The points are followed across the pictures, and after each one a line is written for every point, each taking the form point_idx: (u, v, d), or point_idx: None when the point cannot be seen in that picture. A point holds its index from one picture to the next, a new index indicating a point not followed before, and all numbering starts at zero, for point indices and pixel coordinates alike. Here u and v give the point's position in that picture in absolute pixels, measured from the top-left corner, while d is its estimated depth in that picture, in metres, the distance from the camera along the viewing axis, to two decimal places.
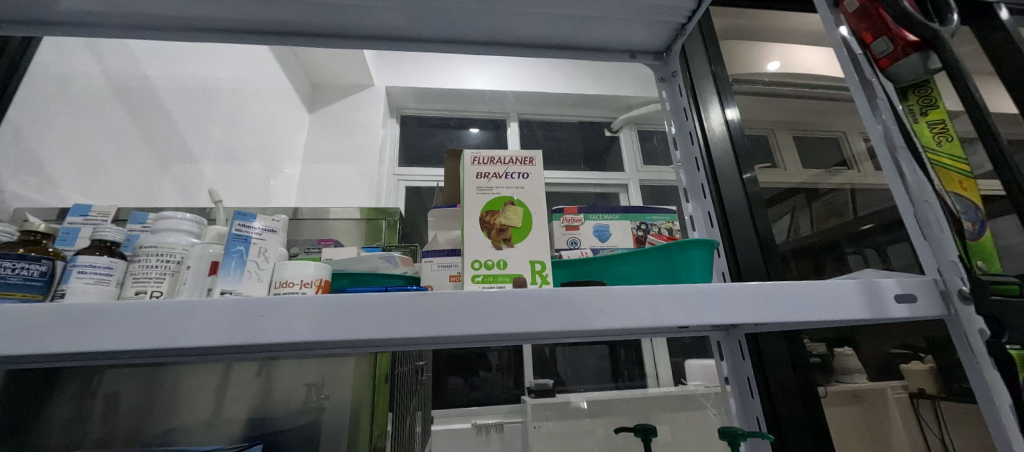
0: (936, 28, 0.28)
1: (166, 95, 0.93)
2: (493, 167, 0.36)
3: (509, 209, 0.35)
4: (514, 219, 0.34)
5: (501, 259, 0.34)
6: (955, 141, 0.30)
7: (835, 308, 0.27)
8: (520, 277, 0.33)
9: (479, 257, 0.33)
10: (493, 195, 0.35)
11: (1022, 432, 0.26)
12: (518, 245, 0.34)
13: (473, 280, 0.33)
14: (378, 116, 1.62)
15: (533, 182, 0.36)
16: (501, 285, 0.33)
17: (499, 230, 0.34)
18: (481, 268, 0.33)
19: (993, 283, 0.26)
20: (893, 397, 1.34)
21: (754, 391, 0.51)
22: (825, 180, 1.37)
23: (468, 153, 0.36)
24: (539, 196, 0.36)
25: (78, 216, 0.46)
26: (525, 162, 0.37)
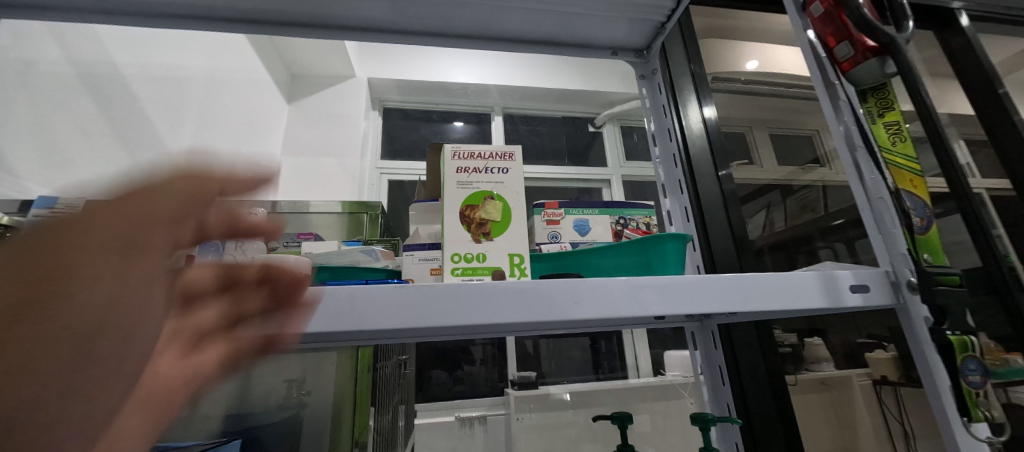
0: (892, 34, 0.30)
1: (136, 83, 0.89)
2: (473, 161, 0.36)
3: (489, 203, 0.35)
4: (495, 213, 0.35)
5: (481, 252, 0.34)
6: (909, 141, 0.32)
7: (797, 298, 0.29)
8: (498, 270, 0.34)
9: (458, 251, 0.34)
10: (473, 189, 0.36)
11: (959, 412, 0.28)
12: (497, 239, 0.35)
13: (452, 273, 0.34)
14: (360, 108, 1.60)
15: (513, 176, 0.37)
16: (480, 278, 0.34)
17: (479, 224, 0.35)
18: (461, 262, 0.34)
19: (937, 274, 0.28)
20: (858, 384, 1.41)
21: (724, 378, 0.53)
22: (799, 177, 1.45)
23: (448, 148, 0.37)
24: (518, 191, 0.36)
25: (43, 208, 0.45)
26: (504, 157, 0.37)
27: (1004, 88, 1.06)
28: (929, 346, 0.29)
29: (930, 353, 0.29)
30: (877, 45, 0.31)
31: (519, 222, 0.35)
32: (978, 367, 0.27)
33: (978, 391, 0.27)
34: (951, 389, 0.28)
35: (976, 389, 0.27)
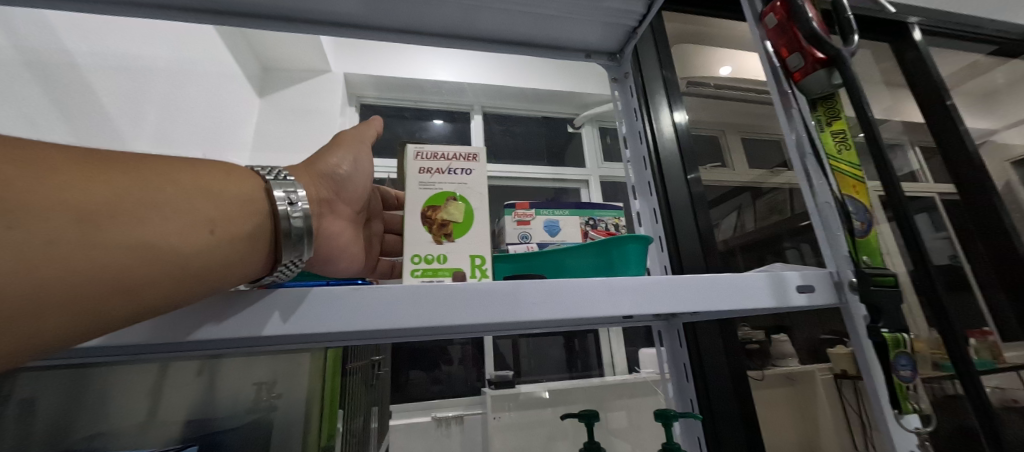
0: (838, 47, 0.32)
1: (90, 73, 0.84)
2: (436, 162, 0.36)
3: (450, 203, 0.35)
4: (456, 214, 0.35)
5: (441, 253, 0.34)
6: (853, 150, 0.35)
7: (746, 298, 0.31)
8: (459, 271, 0.34)
9: (419, 252, 0.34)
10: (435, 190, 0.36)
11: (892, 406, 0.29)
12: (459, 240, 0.35)
13: (412, 275, 0.33)
14: (336, 104, 1.56)
15: (476, 178, 0.37)
16: (441, 279, 0.33)
17: (441, 225, 0.35)
18: (421, 263, 0.34)
19: (872, 275, 0.30)
20: (821, 379, 1.47)
21: (689, 375, 0.55)
22: (767, 180, 1.51)
23: (411, 147, 0.36)
24: (481, 192, 0.36)
25: None
26: (468, 158, 0.37)
27: (950, 99, 1.13)
28: (866, 344, 0.31)
29: (867, 351, 0.31)
30: (825, 57, 0.33)
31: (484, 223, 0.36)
32: (908, 362, 0.30)
33: (909, 385, 0.29)
34: (885, 385, 0.30)
35: (906, 384, 0.29)
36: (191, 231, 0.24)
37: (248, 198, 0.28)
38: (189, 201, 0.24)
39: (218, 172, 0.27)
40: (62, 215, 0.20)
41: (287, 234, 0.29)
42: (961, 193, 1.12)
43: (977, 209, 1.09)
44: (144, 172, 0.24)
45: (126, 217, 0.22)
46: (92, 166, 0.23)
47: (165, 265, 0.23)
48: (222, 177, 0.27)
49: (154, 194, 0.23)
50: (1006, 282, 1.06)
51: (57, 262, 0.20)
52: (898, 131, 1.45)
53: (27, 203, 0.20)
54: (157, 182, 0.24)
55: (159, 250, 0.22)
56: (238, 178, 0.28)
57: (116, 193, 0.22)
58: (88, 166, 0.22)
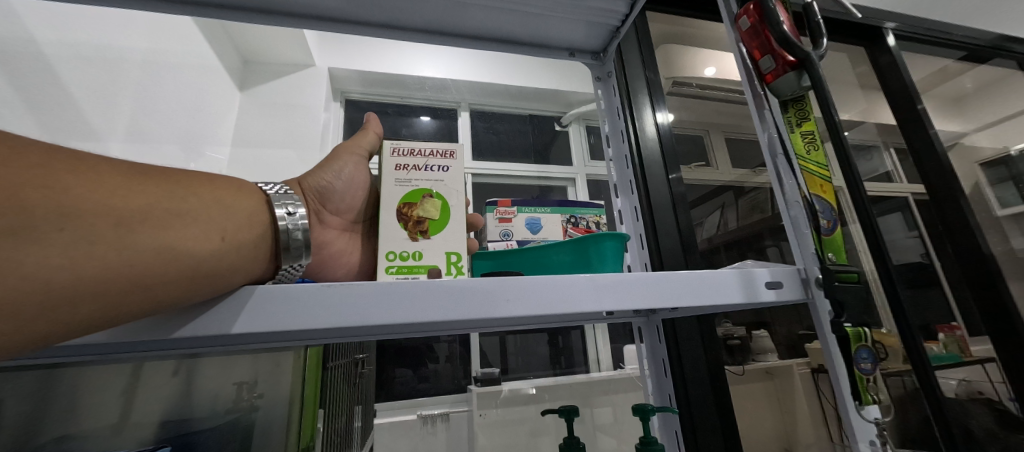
0: (807, 50, 0.33)
1: (59, 63, 0.81)
2: (413, 158, 0.36)
3: (426, 200, 0.35)
4: (433, 211, 0.35)
5: (417, 250, 0.34)
6: (821, 151, 0.36)
7: (718, 294, 0.32)
8: (434, 269, 0.34)
9: (394, 249, 0.34)
10: (412, 187, 0.36)
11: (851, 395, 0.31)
12: (434, 238, 0.35)
13: (387, 272, 0.33)
14: (320, 99, 1.53)
15: (453, 176, 0.37)
16: (416, 275, 0.33)
17: (417, 222, 0.35)
18: (396, 260, 0.34)
19: (836, 271, 0.32)
20: (798, 374, 1.50)
21: (667, 370, 0.56)
22: (751, 179, 1.61)
23: (388, 143, 0.36)
24: (458, 190, 0.36)
25: None
26: (446, 155, 0.37)
27: (922, 103, 1.17)
28: (830, 337, 0.33)
29: (830, 343, 0.33)
30: (795, 60, 0.34)
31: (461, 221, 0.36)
32: (868, 355, 0.31)
33: (868, 376, 0.31)
34: (846, 376, 0.32)
35: (866, 376, 0.31)
36: (207, 237, 0.25)
37: (254, 212, 0.29)
38: (205, 211, 0.26)
39: (230, 187, 0.29)
40: (97, 215, 0.22)
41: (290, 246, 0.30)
42: (931, 194, 1.16)
43: (945, 210, 1.14)
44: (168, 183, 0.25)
45: (152, 220, 0.23)
46: (126, 172, 0.24)
47: (175, 266, 0.23)
48: (233, 193, 0.29)
49: (178, 201, 0.25)
50: (970, 280, 1.11)
51: (91, 259, 0.21)
52: (872, 133, 1.55)
53: (65, 206, 0.21)
54: (179, 191, 0.25)
55: (179, 253, 0.24)
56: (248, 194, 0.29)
57: (141, 200, 0.23)
58: (122, 172, 0.24)
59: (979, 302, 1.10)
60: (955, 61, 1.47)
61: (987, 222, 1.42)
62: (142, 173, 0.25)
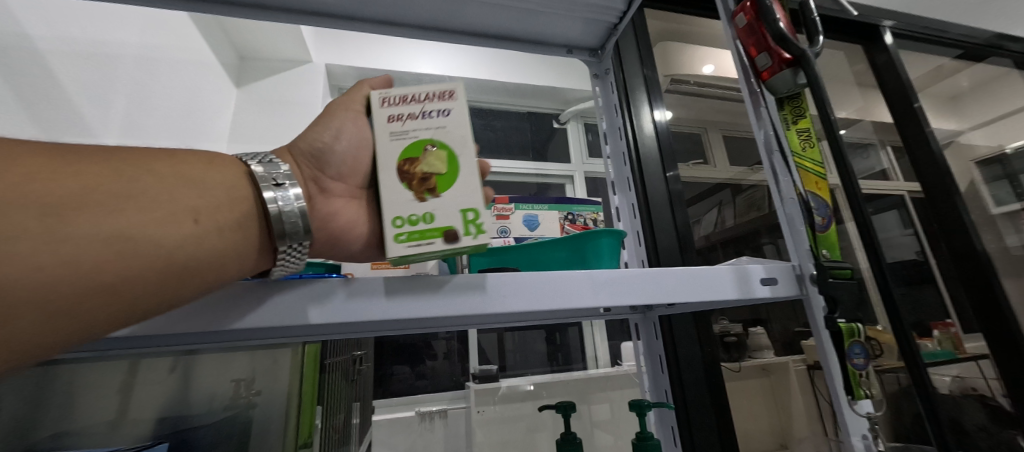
0: (803, 47, 0.34)
1: (53, 58, 0.81)
2: (406, 107, 0.34)
3: (429, 152, 0.33)
4: (439, 163, 0.32)
5: (427, 212, 0.31)
6: (816, 148, 0.37)
7: (712, 290, 0.32)
8: (450, 230, 0.31)
9: (401, 214, 0.31)
10: (411, 139, 0.33)
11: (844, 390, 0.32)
12: (444, 193, 0.32)
13: (397, 241, 0.31)
14: (314, 95, 1.52)
15: (455, 119, 0.34)
16: (430, 240, 0.31)
17: (423, 179, 0.32)
18: (405, 225, 0.31)
19: (831, 267, 0.33)
20: (794, 371, 1.51)
21: (664, 366, 0.56)
22: (748, 177, 1.64)
23: (378, 97, 0.35)
24: (461, 134, 0.33)
25: None
26: (444, 98, 0.34)
27: (918, 103, 1.17)
28: (824, 333, 0.33)
29: (823, 338, 0.33)
30: (790, 57, 0.35)
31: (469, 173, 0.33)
32: (861, 351, 0.32)
33: (862, 372, 0.32)
34: (840, 371, 0.32)
35: (858, 371, 0.32)
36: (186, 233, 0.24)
37: (234, 186, 0.27)
38: (187, 200, 0.24)
39: (216, 171, 0.27)
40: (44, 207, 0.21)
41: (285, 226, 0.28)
42: (926, 192, 1.17)
43: (939, 208, 1.14)
44: (143, 172, 0.24)
45: (125, 217, 0.22)
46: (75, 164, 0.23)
47: (140, 254, 0.22)
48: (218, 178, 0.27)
49: (154, 192, 0.24)
50: (964, 278, 1.12)
51: (58, 260, 0.20)
52: (869, 131, 1.57)
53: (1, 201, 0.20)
54: (141, 176, 0.24)
55: (152, 250, 0.22)
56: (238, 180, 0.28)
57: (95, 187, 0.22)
58: (80, 165, 0.23)
59: (974, 300, 1.11)
60: (951, 60, 1.47)
61: (982, 220, 1.43)
62: (117, 167, 0.24)
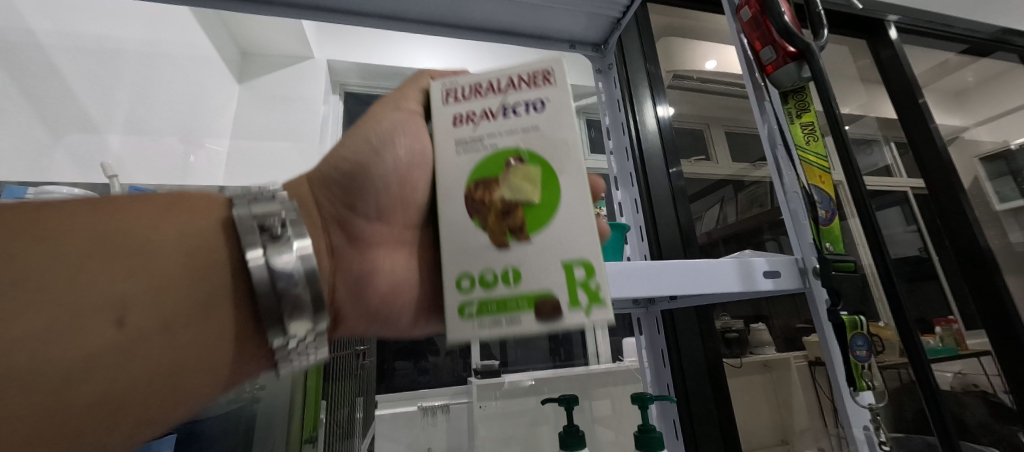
0: (807, 41, 0.34)
1: (55, 53, 0.83)
2: (481, 98, 0.32)
3: (512, 173, 0.29)
4: (526, 187, 0.29)
5: (511, 270, 0.27)
6: (820, 142, 0.38)
7: (717, 284, 0.34)
8: (543, 297, 0.27)
9: (481, 269, 0.28)
10: (495, 148, 0.30)
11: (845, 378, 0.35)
12: (536, 235, 0.28)
13: (476, 310, 0.27)
14: (319, 92, 1.42)
15: (548, 115, 0.30)
16: (514, 311, 0.26)
17: (507, 217, 0.28)
18: (485, 285, 0.27)
19: (834, 260, 0.34)
20: (796, 366, 1.53)
21: (666, 361, 0.57)
22: (750, 173, 1.64)
23: (442, 85, 0.33)
24: (556, 135, 0.30)
25: (12, 198, 0.54)
26: (532, 89, 0.31)
27: (923, 98, 1.16)
28: (826, 322, 0.36)
29: (826, 326, 0.36)
30: (795, 51, 0.35)
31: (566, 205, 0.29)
32: (864, 344, 0.33)
33: (864, 364, 0.33)
34: (841, 360, 0.35)
35: (861, 362, 0.33)
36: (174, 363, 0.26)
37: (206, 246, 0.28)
38: (183, 326, 0.26)
39: (227, 283, 0.28)
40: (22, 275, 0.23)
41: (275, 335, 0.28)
42: (930, 188, 1.16)
43: (943, 204, 1.14)
44: (163, 288, 0.26)
45: (120, 349, 0.24)
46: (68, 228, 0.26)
47: (105, 322, 0.24)
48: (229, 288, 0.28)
49: (158, 320, 0.25)
50: (967, 275, 1.12)
51: (46, 356, 0.23)
52: (873, 127, 1.56)
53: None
54: (121, 245, 0.26)
55: (138, 378, 0.25)
56: (245, 294, 0.28)
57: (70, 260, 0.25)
58: (69, 229, 0.26)
59: (976, 296, 1.11)
60: (956, 55, 1.47)
61: (986, 216, 1.43)
62: (141, 272, 0.25)
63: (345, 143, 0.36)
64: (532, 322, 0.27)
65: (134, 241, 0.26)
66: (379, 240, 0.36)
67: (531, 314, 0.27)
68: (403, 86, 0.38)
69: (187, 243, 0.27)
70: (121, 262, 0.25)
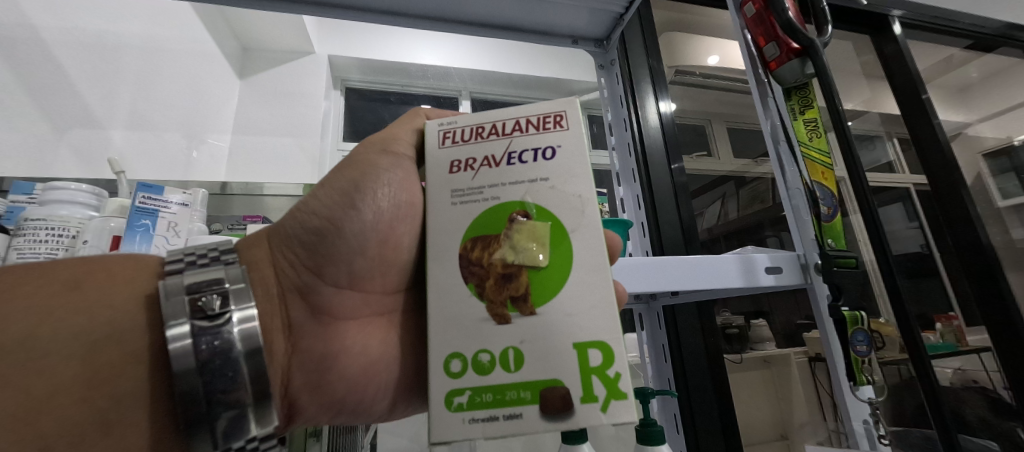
0: (811, 38, 0.35)
1: (60, 49, 0.85)
2: (486, 138, 0.35)
3: (518, 229, 0.32)
4: (533, 247, 0.32)
5: (514, 353, 0.30)
6: (823, 138, 0.39)
7: (719, 282, 0.36)
8: (547, 386, 0.29)
9: (487, 349, 0.30)
10: (504, 201, 0.33)
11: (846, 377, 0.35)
12: (538, 308, 0.31)
13: (479, 392, 0.30)
14: (320, 87, 1.40)
15: (556, 164, 0.33)
16: (512, 397, 0.29)
17: (509, 289, 0.31)
18: (490, 365, 0.30)
19: (836, 257, 0.35)
20: (796, 361, 1.51)
21: (667, 356, 0.57)
22: (752, 169, 1.63)
23: (440, 128, 0.37)
24: (567, 190, 0.33)
25: (21, 195, 0.54)
26: (542, 134, 0.34)
27: (926, 93, 1.15)
28: (828, 321, 0.36)
29: (828, 326, 0.36)
30: (799, 47, 0.37)
31: (574, 270, 0.32)
32: (865, 339, 0.34)
33: (865, 359, 0.34)
34: (842, 359, 0.35)
35: (862, 358, 0.34)
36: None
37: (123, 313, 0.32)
38: (101, 386, 0.30)
39: (144, 406, 0.31)
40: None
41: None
42: (932, 184, 1.16)
43: (945, 200, 1.14)
44: (78, 405, 0.29)
45: (38, 407, 0.28)
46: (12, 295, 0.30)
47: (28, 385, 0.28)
48: (146, 408, 0.31)
49: (69, 441, 0.28)
50: (968, 270, 1.12)
51: None
52: (876, 123, 1.57)
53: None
54: (51, 312, 0.30)
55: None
56: (163, 416, 0.31)
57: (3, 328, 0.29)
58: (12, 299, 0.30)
59: (976, 291, 1.11)
60: (960, 50, 1.46)
61: (987, 213, 1.43)
62: (64, 393, 0.29)
63: (316, 196, 0.39)
64: (535, 416, 0.29)
65: (59, 355, 0.29)
66: (345, 306, 0.39)
67: (533, 408, 0.29)
68: (396, 122, 0.41)
69: (108, 360, 0.30)
70: (36, 387, 0.28)
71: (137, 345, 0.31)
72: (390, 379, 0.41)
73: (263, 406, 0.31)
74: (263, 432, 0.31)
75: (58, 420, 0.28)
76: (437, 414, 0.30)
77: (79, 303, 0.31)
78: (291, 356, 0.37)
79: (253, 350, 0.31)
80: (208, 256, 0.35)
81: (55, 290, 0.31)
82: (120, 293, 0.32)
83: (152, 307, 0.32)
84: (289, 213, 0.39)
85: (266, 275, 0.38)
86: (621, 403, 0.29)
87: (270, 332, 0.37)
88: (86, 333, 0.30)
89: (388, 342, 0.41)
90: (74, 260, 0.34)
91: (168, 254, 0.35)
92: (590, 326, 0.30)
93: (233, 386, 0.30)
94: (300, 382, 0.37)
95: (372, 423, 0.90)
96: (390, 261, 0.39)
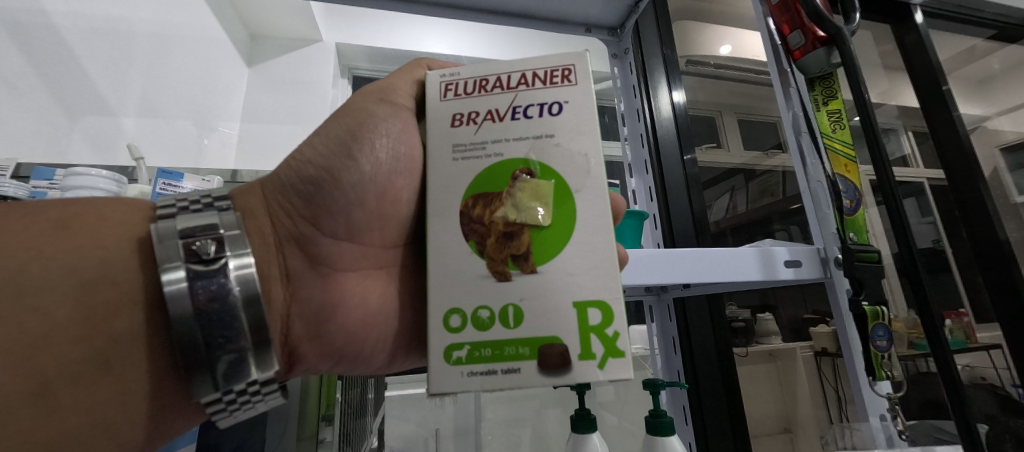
0: (838, 27, 0.40)
1: (70, 35, 0.84)
2: (488, 94, 0.34)
3: (521, 187, 0.32)
4: (535, 206, 0.31)
5: (514, 309, 0.30)
6: (845, 130, 0.43)
7: (734, 270, 0.37)
8: (549, 345, 0.29)
9: (488, 304, 0.30)
10: (508, 158, 0.33)
11: (864, 376, 0.40)
12: (540, 268, 0.31)
13: (476, 352, 0.30)
14: (329, 75, 1.38)
15: (561, 122, 0.33)
16: (507, 356, 0.29)
17: (506, 248, 0.31)
18: (494, 321, 0.30)
19: (856, 251, 0.38)
20: (801, 356, 1.50)
21: (677, 348, 0.57)
22: (761, 162, 1.62)
23: (444, 80, 0.36)
24: (572, 147, 0.33)
25: (43, 180, 0.56)
26: (552, 86, 0.34)
27: (947, 85, 1.12)
28: (848, 319, 0.40)
29: (848, 324, 0.40)
30: (825, 36, 0.41)
31: (577, 230, 0.31)
32: (884, 333, 0.38)
33: (883, 352, 0.38)
34: (861, 352, 0.39)
35: (879, 351, 0.38)
36: (93, 413, 0.30)
37: (116, 252, 0.32)
38: (97, 328, 0.30)
39: (144, 346, 0.31)
40: None
41: (205, 392, 0.31)
42: (949, 178, 1.14)
43: (963, 194, 1.12)
44: (77, 344, 0.29)
45: (34, 347, 0.28)
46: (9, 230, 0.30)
47: (23, 324, 0.28)
48: (145, 349, 0.31)
49: (69, 380, 0.29)
50: (984, 267, 1.10)
51: None
52: (891, 116, 1.53)
53: None
54: (45, 251, 0.30)
55: (58, 429, 0.29)
56: (164, 356, 0.32)
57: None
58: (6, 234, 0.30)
59: (990, 286, 1.09)
60: (983, 40, 1.42)
61: (1005, 207, 1.40)
62: (60, 332, 0.29)
63: (312, 145, 0.38)
64: (533, 372, 0.29)
65: (55, 295, 0.29)
66: (342, 260, 0.40)
67: (531, 364, 0.29)
68: (397, 72, 0.41)
69: (105, 299, 0.31)
70: (33, 326, 0.28)
71: (135, 288, 0.31)
72: (388, 332, 0.42)
73: (263, 352, 0.32)
74: (264, 377, 0.32)
75: (57, 357, 0.29)
76: (436, 368, 0.30)
77: (73, 242, 0.31)
78: (290, 305, 0.37)
79: (251, 296, 0.32)
80: (201, 203, 0.35)
81: (44, 229, 0.31)
82: (113, 235, 0.33)
83: (146, 248, 0.32)
84: (284, 164, 0.39)
85: (261, 224, 0.38)
86: (620, 362, 0.30)
87: (268, 280, 0.37)
88: (80, 272, 0.30)
89: (387, 295, 0.41)
90: (65, 202, 0.34)
91: (160, 200, 0.35)
92: (587, 288, 0.30)
93: (233, 333, 0.31)
94: (299, 331, 0.37)
95: (382, 409, 0.92)
96: (389, 215, 0.40)
